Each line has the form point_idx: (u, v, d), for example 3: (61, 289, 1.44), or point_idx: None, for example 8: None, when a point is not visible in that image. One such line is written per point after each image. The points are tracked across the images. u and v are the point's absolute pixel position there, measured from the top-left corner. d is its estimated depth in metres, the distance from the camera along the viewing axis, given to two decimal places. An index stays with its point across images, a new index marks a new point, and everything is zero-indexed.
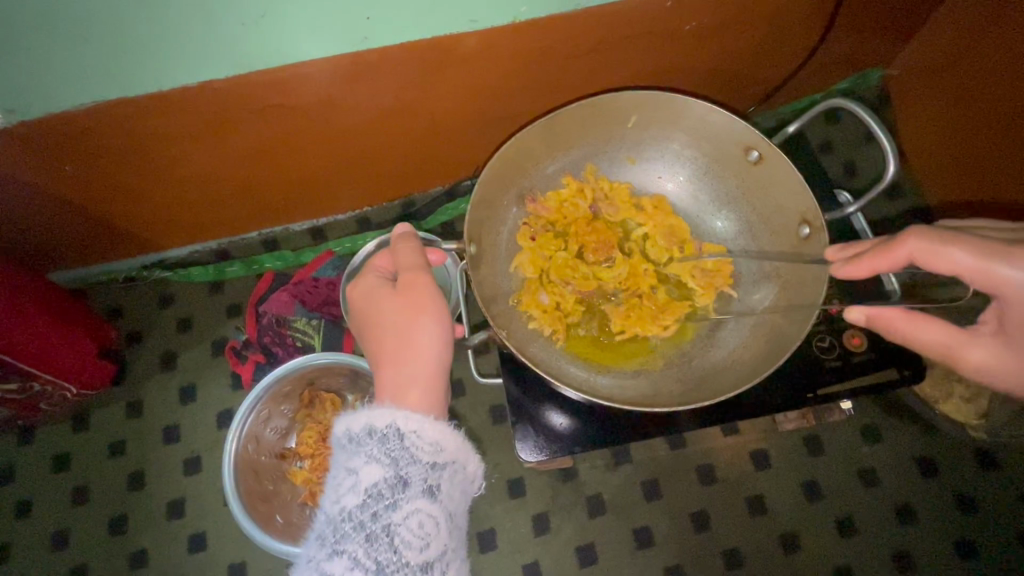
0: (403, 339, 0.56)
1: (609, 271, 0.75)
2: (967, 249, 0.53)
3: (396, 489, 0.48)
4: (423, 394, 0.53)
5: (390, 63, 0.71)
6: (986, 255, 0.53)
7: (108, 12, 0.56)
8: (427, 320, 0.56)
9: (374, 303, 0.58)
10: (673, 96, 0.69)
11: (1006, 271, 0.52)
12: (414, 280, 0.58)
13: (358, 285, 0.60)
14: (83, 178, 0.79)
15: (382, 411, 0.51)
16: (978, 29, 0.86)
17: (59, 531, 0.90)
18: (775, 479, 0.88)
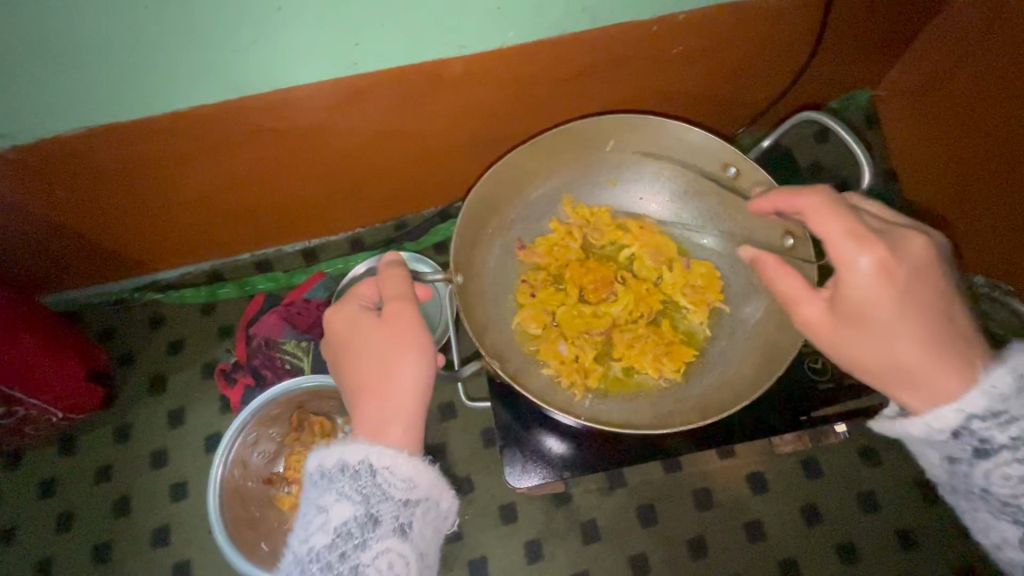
0: (382, 376, 0.54)
1: (614, 300, 0.71)
2: (841, 223, 0.53)
3: (366, 527, 0.47)
4: (405, 430, 0.52)
5: (380, 89, 0.72)
6: (847, 228, 0.53)
7: (100, 40, 0.58)
8: (411, 355, 0.54)
9: (356, 335, 0.56)
10: (652, 117, 0.68)
11: (856, 252, 0.52)
12: (400, 311, 0.56)
13: (339, 312, 0.58)
14: (75, 202, 0.80)
15: (356, 446, 0.50)
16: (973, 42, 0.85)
17: (41, 560, 0.88)
18: (773, 503, 0.86)
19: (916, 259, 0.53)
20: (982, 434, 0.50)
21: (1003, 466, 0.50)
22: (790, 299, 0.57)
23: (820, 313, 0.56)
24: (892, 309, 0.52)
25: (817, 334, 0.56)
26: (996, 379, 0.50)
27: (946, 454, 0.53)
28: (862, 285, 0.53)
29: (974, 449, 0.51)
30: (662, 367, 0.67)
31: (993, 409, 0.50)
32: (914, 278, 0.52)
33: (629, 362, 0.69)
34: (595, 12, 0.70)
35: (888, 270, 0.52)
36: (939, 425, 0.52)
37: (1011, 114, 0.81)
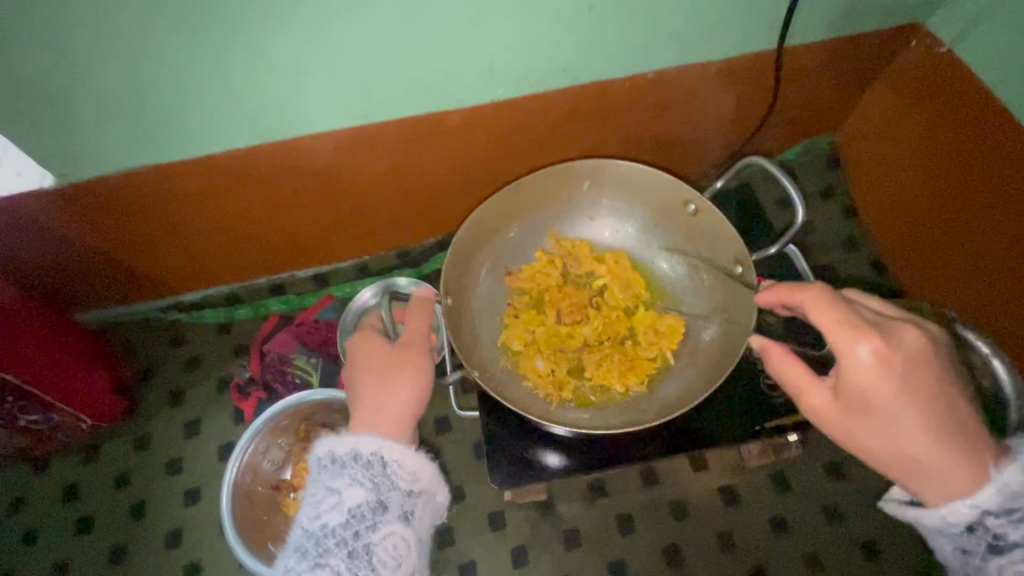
0: (389, 383, 0.65)
1: (588, 323, 0.79)
2: (837, 314, 0.58)
3: (376, 512, 0.56)
4: (400, 431, 0.62)
5: (388, 136, 0.84)
6: (843, 322, 0.58)
7: (159, 96, 0.71)
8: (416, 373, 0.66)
9: (374, 352, 0.69)
10: (622, 163, 0.79)
11: (855, 346, 0.56)
12: (414, 342, 0.70)
13: (363, 336, 0.71)
14: (115, 233, 0.91)
15: (369, 440, 0.59)
16: (924, 95, 0.93)
17: (62, 560, 0.95)
18: (744, 514, 0.92)
19: (919, 356, 0.56)
20: (997, 529, 0.53)
21: (1016, 564, 0.52)
22: (797, 387, 0.62)
23: (828, 401, 0.60)
24: (893, 398, 0.55)
25: (829, 421, 0.60)
26: (1007, 478, 0.53)
27: (959, 546, 0.56)
28: (864, 376, 0.56)
29: (988, 543, 0.54)
30: (629, 381, 0.76)
31: (1006, 505, 0.53)
32: (912, 368, 0.56)
33: (600, 378, 0.76)
34: (575, 72, 0.82)
35: (887, 361, 0.55)
36: (956, 518, 0.54)
37: (959, 152, 0.89)
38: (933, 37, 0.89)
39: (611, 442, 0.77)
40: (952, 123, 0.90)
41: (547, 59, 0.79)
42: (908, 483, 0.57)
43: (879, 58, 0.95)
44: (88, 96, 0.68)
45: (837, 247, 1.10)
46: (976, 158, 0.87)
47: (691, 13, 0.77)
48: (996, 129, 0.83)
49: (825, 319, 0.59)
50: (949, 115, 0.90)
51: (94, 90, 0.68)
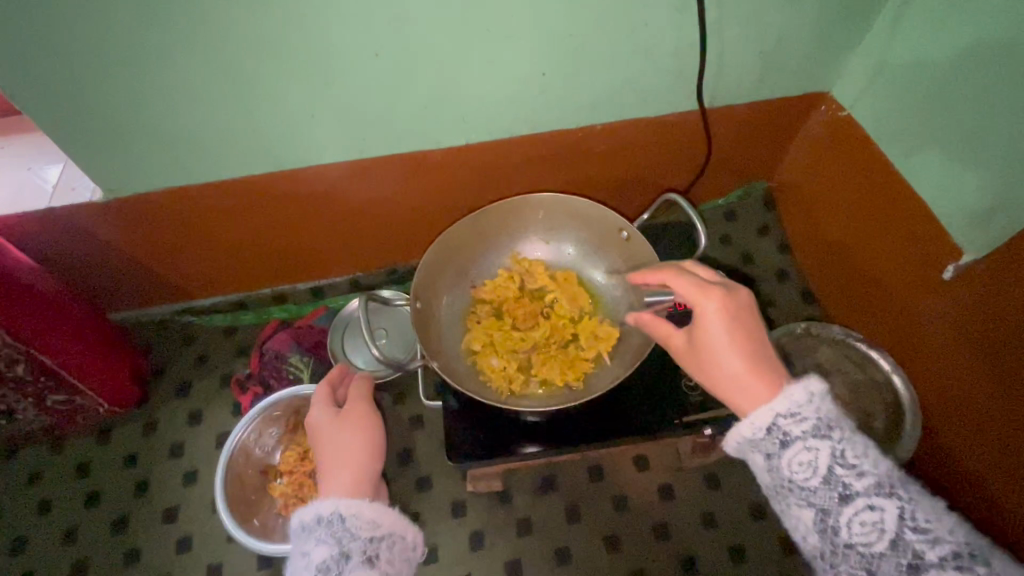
0: (342, 447, 0.78)
1: (537, 328, 0.93)
2: (691, 279, 0.71)
3: (342, 561, 0.64)
4: (355, 482, 0.73)
5: (379, 167, 1.01)
6: (691, 284, 0.70)
7: (191, 130, 0.88)
8: (362, 431, 0.80)
9: (329, 425, 0.81)
10: (567, 198, 0.96)
11: (703, 298, 0.68)
12: (359, 406, 0.83)
13: (317, 414, 0.84)
14: (141, 243, 1.06)
15: (327, 502, 0.69)
16: (830, 144, 1.09)
17: (71, 528, 1.07)
18: (677, 509, 1.03)
19: (737, 306, 0.68)
20: (785, 428, 0.60)
21: (798, 454, 0.59)
22: (664, 336, 0.74)
23: (684, 343, 0.72)
24: (722, 337, 0.66)
25: (682, 359, 0.72)
26: (793, 389, 0.61)
27: (765, 451, 0.62)
28: (703, 321, 0.68)
29: (780, 441, 0.60)
30: (568, 377, 0.89)
31: (793, 409, 0.60)
32: (735, 315, 0.67)
33: (544, 375, 0.90)
34: (534, 121, 0.99)
35: (724, 310, 0.67)
36: (757, 423, 0.62)
37: (861, 189, 1.04)
38: (837, 104, 1.05)
39: (558, 428, 0.89)
40: (854, 167, 1.04)
41: (509, 111, 0.96)
42: (734, 404, 0.66)
43: (794, 121, 1.11)
44: (136, 129, 0.86)
45: (772, 277, 1.24)
46: (866, 195, 1.03)
47: (627, 79, 0.94)
48: (877, 172, 1.00)
49: (676, 284, 0.72)
50: (852, 159, 1.05)
51: (140, 125, 0.85)
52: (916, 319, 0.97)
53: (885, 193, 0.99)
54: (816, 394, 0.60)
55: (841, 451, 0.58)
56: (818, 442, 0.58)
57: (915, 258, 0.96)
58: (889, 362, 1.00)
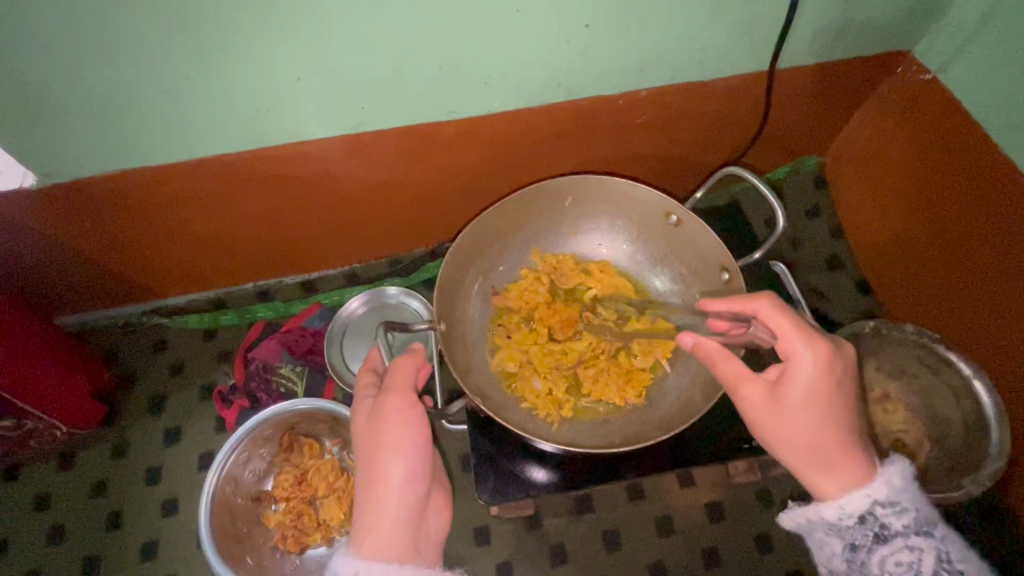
0: (373, 475, 0.62)
1: (579, 337, 0.80)
2: (792, 323, 0.58)
3: None
4: (383, 541, 0.60)
5: (383, 143, 0.84)
6: (798, 329, 0.58)
7: (147, 99, 0.70)
8: (394, 456, 0.62)
9: (365, 429, 0.65)
10: (604, 178, 0.80)
11: (802, 350, 0.57)
12: (399, 411, 0.64)
13: (360, 409, 0.68)
14: (97, 234, 0.89)
15: (349, 563, 0.59)
16: (908, 115, 0.96)
17: (30, 571, 0.92)
18: (729, 531, 0.92)
19: (845, 367, 0.58)
20: (883, 520, 0.55)
21: (897, 552, 0.54)
22: (733, 381, 0.62)
23: (761, 395, 0.60)
24: (821, 399, 0.57)
25: (757, 412, 0.60)
26: (890, 475, 0.56)
27: (851, 541, 0.56)
28: (807, 377, 0.57)
29: (875, 534, 0.55)
30: (628, 394, 0.76)
31: (892, 498, 0.56)
32: (844, 377, 0.57)
33: (597, 395, 0.77)
34: (569, 87, 0.83)
35: (830, 367, 0.57)
36: (850, 511, 0.56)
37: (944, 168, 0.91)
38: (920, 66, 0.91)
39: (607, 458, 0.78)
40: (939, 141, 0.91)
41: (541, 73, 0.79)
42: (808, 474, 0.58)
43: (866, 82, 0.97)
44: (76, 98, 0.68)
45: (823, 266, 1.11)
46: (962, 187, 0.89)
47: (684, 34, 0.78)
48: (987, 167, 0.85)
49: (781, 325, 0.59)
50: (937, 133, 0.91)
51: (81, 92, 0.67)
52: (999, 319, 0.86)
53: (993, 189, 0.84)
54: (908, 486, 0.57)
55: (944, 554, 0.54)
56: (921, 541, 0.54)
57: (1014, 266, 0.83)
58: (969, 365, 0.87)
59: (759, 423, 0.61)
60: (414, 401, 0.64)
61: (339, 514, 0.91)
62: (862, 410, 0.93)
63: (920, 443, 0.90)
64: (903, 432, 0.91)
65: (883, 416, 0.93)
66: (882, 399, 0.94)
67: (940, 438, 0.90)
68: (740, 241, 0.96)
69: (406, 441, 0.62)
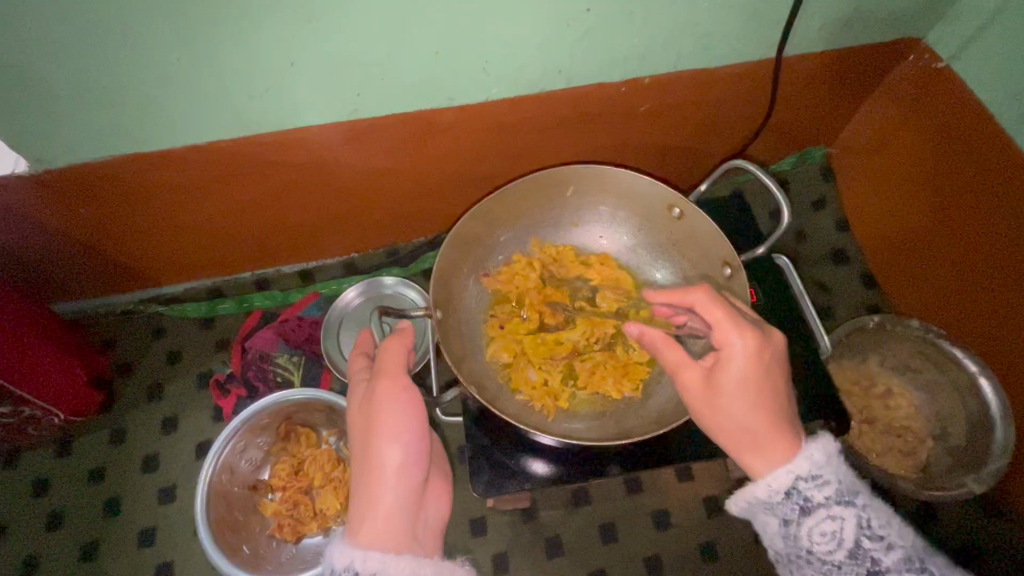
0: (368, 460, 0.61)
1: (574, 328, 0.79)
2: (724, 310, 0.58)
3: None
4: (380, 529, 0.59)
5: (380, 130, 0.83)
6: (729, 316, 0.57)
7: (137, 84, 0.68)
8: (390, 440, 0.61)
9: (360, 414, 0.64)
10: (606, 169, 0.79)
11: (734, 336, 0.56)
12: (394, 394, 0.63)
13: (354, 394, 0.67)
14: (92, 221, 0.88)
15: (343, 553, 0.58)
16: (919, 103, 0.93)
17: (30, 556, 0.93)
18: (726, 525, 0.92)
19: (773, 356, 0.57)
20: (806, 493, 0.53)
21: (822, 523, 0.51)
22: (672, 366, 0.60)
23: (698, 378, 0.59)
24: (749, 387, 0.56)
25: (691, 400, 0.59)
26: (811, 448, 0.54)
27: (781, 517, 0.54)
28: (737, 365, 0.56)
29: (800, 508, 0.53)
30: (624, 387, 0.75)
31: (814, 471, 0.53)
32: (773, 364, 0.56)
33: (593, 389, 0.76)
34: (570, 73, 0.81)
35: (757, 355, 0.56)
36: (775, 486, 0.54)
37: (955, 158, 0.89)
38: (932, 53, 0.89)
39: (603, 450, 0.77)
40: (950, 131, 0.89)
41: (541, 60, 0.77)
42: (740, 455, 0.56)
43: (876, 70, 0.94)
44: (64, 82, 0.66)
45: (827, 260, 1.10)
46: (971, 178, 0.87)
47: (689, 20, 0.76)
48: (1001, 157, 0.82)
49: (714, 312, 0.58)
50: (949, 123, 0.89)
51: (68, 76, 0.65)
52: (1008, 313, 0.84)
53: (1004, 180, 0.82)
54: (831, 456, 0.54)
55: (867, 520, 0.51)
56: (842, 510, 0.51)
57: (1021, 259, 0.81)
58: (976, 363, 0.85)
59: (695, 408, 0.60)
60: (409, 383, 0.64)
61: (336, 504, 0.91)
62: (864, 406, 0.92)
63: (921, 441, 0.89)
64: (905, 428, 0.91)
65: (885, 412, 0.92)
66: (885, 394, 0.93)
67: (943, 435, 0.89)
68: (743, 234, 0.94)
69: (401, 424, 0.61)
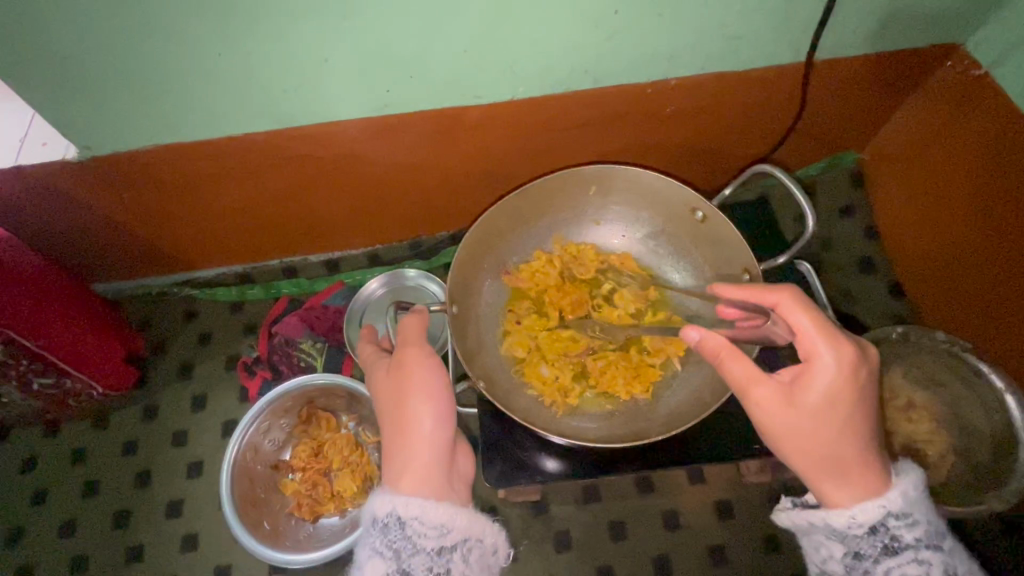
0: (400, 423, 0.63)
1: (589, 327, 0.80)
2: (810, 317, 0.57)
3: None
4: (418, 482, 0.60)
5: (408, 126, 0.85)
6: (819, 328, 0.56)
7: (180, 77, 0.72)
8: (420, 401, 0.63)
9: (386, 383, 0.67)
10: (629, 170, 0.79)
11: (824, 348, 0.56)
12: (418, 361, 0.66)
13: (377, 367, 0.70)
14: (132, 207, 0.93)
15: (384, 502, 0.59)
16: (955, 111, 0.91)
17: (66, 521, 0.98)
18: (737, 530, 0.92)
19: (865, 373, 0.56)
20: (894, 532, 0.55)
21: (904, 564, 0.54)
22: (742, 382, 0.59)
23: (774, 396, 0.57)
24: (840, 406, 0.55)
25: (769, 413, 0.57)
26: (905, 486, 0.56)
27: (855, 549, 0.56)
28: (825, 381, 0.55)
29: (884, 546, 0.55)
30: (635, 389, 0.76)
31: (906, 510, 0.55)
32: (866, 379, 0.56)
33: (604, 388, 0.76)
34: (596, 74, 0.82)
35: (852, 370, 0.55)
36: (861, 519, 0.55)
37: (988, 168, 0.87)
38: (972, 60, 0.86)
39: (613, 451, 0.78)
40: (986, 141, 0.87)
41: (568, 60, 0.78)
42: (821, 481, 0.57)
43: (913, 75, 0.92)
44: (114, 74, 0.70)
45: (854, 268, 1.08)
46: (1002, 190, 0.85)
47: (719, 22, 0.75)
48: None
49: (800, 323, 0.57)
50: (985, 132, 0.87)
51: (116, 68, 0.69)
52: None
53: None
54: (919, 497, 0.56)
55: (951, 567, 0.54)
56: (930, 554, 0.54)
57: None
58: (1002, 380, 0.83)
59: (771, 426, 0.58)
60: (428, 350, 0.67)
61: (352, 487, 0.94)
62: (885, 418, 0.91)
63: (942, 456, 0.88)
64: (926, 442, 0.89)
65: (908, 424, 0.90)
66: (907, 407, 0.91)
67: (968, 452, 0.86)
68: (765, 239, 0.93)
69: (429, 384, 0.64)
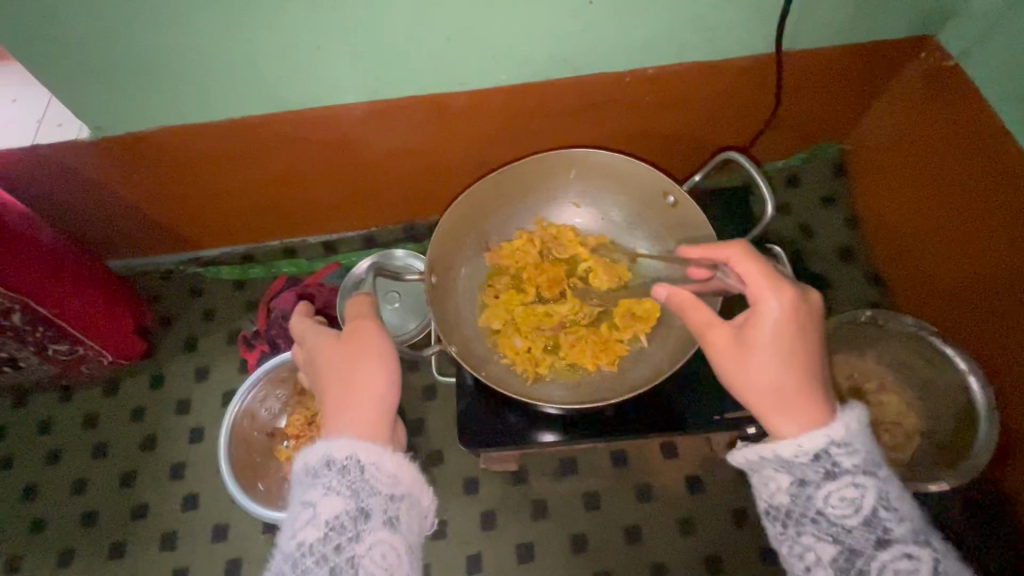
0: (348, 383, 0.62)
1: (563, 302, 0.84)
2: (756, 265, 0.60)
3: (358, 520, 0.55)
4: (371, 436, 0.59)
5: (396, 111, 0.89)
6: (764, 274, 0.60)
7: (182, 62, 0.77)
8: (370, 361, 0.63)
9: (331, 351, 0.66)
10: (605, 153, 0.83)
11: (769, 293, 0.59)
12: (364, 326, 0.66)
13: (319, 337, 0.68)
14: (140, 185, 0.99)
15: (342, 444, 0.58)
16: (928, 102, 0.93)
17: (77, 479, 1.05)
18: (707, 503, 0.95)
19: (808, 315, 0.59)
20: (836, 458, 0.55)
21: (843, 489, 0.54)
22: (699, 327, 0.64)
23: (724, 340, 0.62)
24: (784, 344, 0.58)
25: (721, 355, 0.62)
26: (848, 417, 0.56)
27: (800, 477, 0.56)
28: (768, 321, 0.59)
29: (826, 471, 0.55)
30: (602, 361, 0.80)
31: (848, 438, 0.55)
32: (807, 322, 0.59)
33: (574, 359, 0.81)
34: (576, 63, 0.85)
35: (795, 312, 0.59)
36: (807, 446, 0.56)
37: (958, 158, 0.89)
38: (944, 52, 0.88)
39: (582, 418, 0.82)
40: (955, 131, 0.89)
41: (548, 49, 0.82)
42: (769, 417, 0.59)
43: (890, 66, 0.94)
44: (121, 59, 0.75)
45: (833, 256, 1.11)
46: (974, 180, 0.87)
47: (691, 13, 0.79)
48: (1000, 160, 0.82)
49: (746, 271, 0.61)
50: (955, 123, 0.89)
51: (123, 53, 0.74)
52: (998, 316, 0.85)
53: (1006, 182, 0.81)
54: (862, 429, 0.56)
55: (886, 493, 0.54)
56: (866, 479, 0.54)
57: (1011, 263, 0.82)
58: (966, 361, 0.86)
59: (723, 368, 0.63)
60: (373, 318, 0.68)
61: None
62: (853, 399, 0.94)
63: (909, 436, 0.91)
64: (894, 423, 0.92)
65: (876, 406, 0.93)
66: (877, 389, 0.94)
67: (932, 433, 0.90)
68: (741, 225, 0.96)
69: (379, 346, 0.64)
